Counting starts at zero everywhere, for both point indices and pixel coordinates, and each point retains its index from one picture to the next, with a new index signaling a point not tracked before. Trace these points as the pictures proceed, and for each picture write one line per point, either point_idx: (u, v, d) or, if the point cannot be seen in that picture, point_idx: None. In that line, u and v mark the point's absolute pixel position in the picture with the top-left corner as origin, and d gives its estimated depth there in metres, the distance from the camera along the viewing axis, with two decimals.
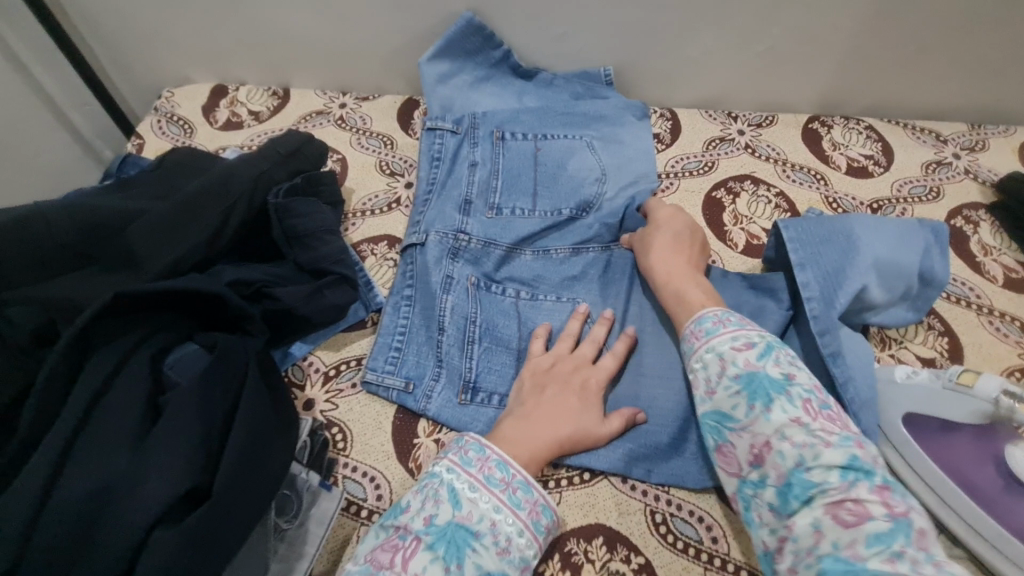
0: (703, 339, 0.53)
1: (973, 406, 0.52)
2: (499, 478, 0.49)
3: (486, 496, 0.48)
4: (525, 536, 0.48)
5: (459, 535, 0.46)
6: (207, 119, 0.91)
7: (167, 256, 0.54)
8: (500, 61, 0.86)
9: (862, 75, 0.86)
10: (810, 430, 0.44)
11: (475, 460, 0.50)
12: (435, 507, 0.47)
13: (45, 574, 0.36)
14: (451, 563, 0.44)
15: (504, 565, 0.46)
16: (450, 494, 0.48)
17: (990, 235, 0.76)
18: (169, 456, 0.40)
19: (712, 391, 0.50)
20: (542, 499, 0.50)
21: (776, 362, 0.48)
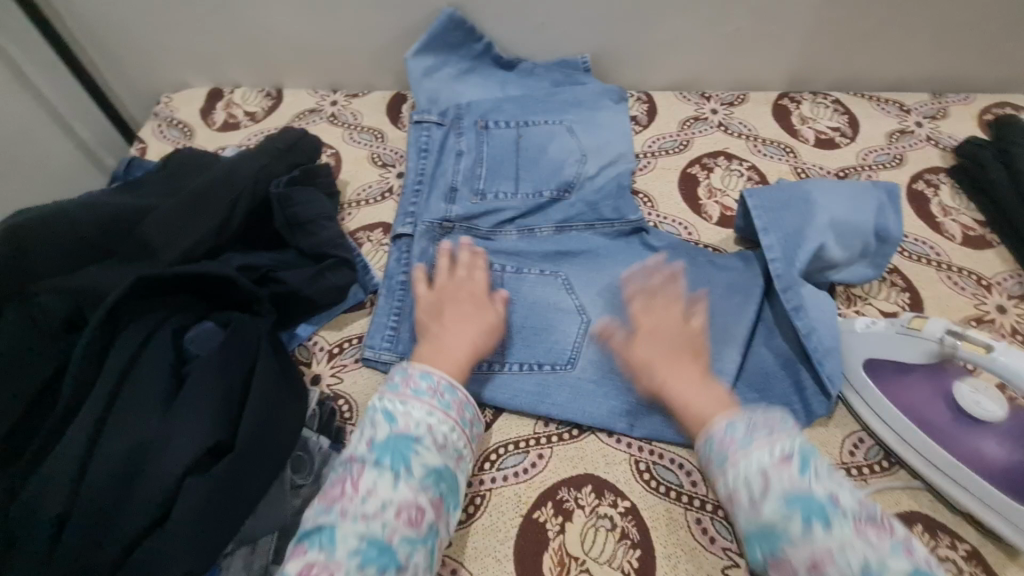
0: (742, 451, 0.47)
1: (922, 347, 0.56)
2: (427, 387, 0.55)
3: (417, 404, 0.53)
4: (457, 432, 0.54)
5: (399, 444, 0.50)
6: (205, 122, 0.95)
7: (179, 248, 0.59)
8: (482, 53, 0.90)
9: (827, 51, 0.91)
10: (875, 545, 0.41)
11: (403, 381, 0.55)
12: (376, 429, 0.52)
13: (95, 518, 0.42)
14: (398, 470, 0.49)
15: (444, 459, 0.52)
16: (388, 414, 0.53)
17: (950, 197, 0.81)
18: (194, 416, 0.45)
19: (759, 506, 0.44)
20: (466, 398, 0.56)
21: (820, 476, 0.45)
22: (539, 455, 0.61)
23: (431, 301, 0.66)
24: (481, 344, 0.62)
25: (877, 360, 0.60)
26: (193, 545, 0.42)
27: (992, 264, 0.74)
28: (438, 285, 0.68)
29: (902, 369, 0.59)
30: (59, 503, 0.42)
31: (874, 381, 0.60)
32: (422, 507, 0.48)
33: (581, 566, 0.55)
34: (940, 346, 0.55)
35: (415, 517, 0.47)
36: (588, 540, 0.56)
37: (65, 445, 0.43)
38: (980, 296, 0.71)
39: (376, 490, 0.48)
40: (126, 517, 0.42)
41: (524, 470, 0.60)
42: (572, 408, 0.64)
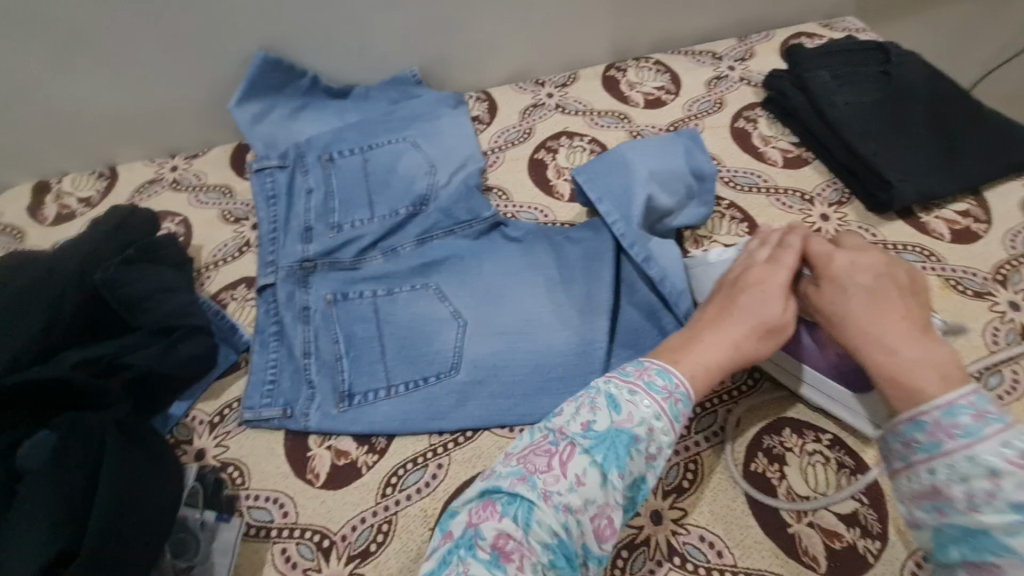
0: (962, 441, 0.41)
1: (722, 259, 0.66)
2: (637, 372, 0.51)
3: (631, 387, 0.50)
4: (664, 422, 0.49)
5: (622, 437, 0.47)
6: (35, 219, 0.89)
7: (2, 357, 0.56)
8: (310, 88, 0.90)
9: (635, 19, 0.97)
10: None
11: (629, 373, 0.51)
12: (595, 415, 0.48)
13: None
14: (604, 472, 0.46)
15: (652, 466, 0.48)
16: (612, 401, 0.49)
17: (767, 127, 0.89)
18: (29, 529, 0.44)
19: (977, 509, 0.39)
20: (683, 387, 0.51)
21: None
22: (437, 466, 0.62)
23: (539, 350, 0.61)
24: None
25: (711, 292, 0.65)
26: None
27: (812, 178, 0.82)
28: None
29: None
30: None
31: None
32: (614, 516, 0.46)
33: None
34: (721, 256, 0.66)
35: (604, 530, 0.46)
36: None
37: None
38: (806, 210, 0.78)
39: (633, 467, 0.47)
40: None
41: (426, 485, 0.61)
42: (461, 412, 0.65)
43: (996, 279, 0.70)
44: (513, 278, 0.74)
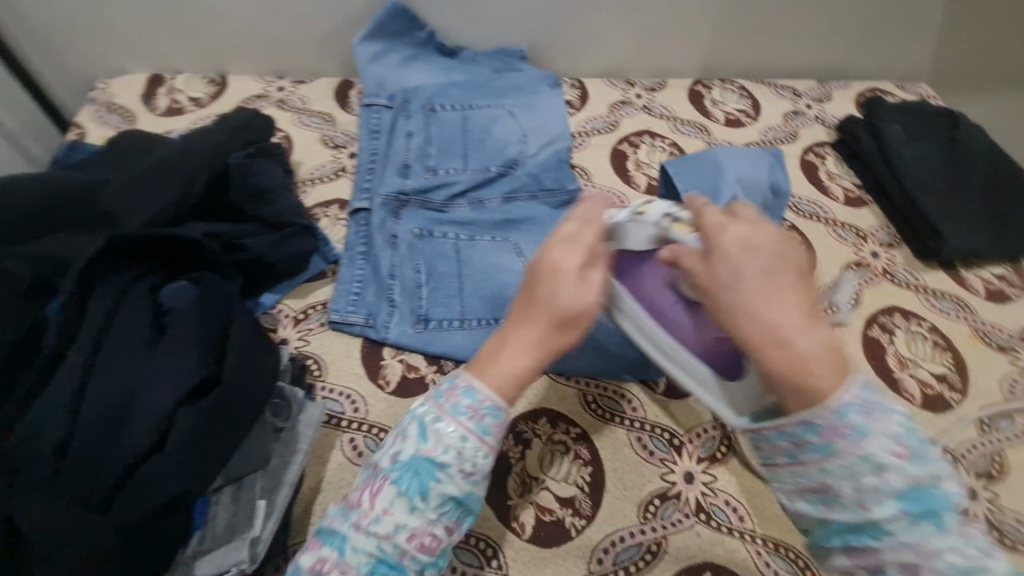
0: (854, 440, 0.39)
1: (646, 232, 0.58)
2: (858, 411, 0.39)
3: (877, 441, 0.39)
4: (491, 459, 0.50)
5: (935, 492, 0.38)
6: (147, 108, 0.95)
7: (139, 215, 0.60)
8: (426, 41, 0.96)
9: (730, 43, 1.04)
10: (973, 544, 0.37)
11: (824, 424, 0.40)
12: (882, 472, 0.39)
13: (86, 453, 0.42)
14: (849, 542, 0.39)
15: (468, 488, 0.50)
16: (862, 454, 0.39)
17: (834, 165, 0.95)
18: (179, 354, 0.47)
19: (866, 504, 0.39)
20: (488, 401, 0.51)
21: (935, 463, 0.39)
22: None
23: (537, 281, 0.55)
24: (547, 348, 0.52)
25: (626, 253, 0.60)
26: (188, 471, 0.43)
27: (868, 218, 0.89)
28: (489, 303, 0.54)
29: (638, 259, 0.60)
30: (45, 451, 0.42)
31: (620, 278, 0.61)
32: (435, 536, 0.50)
33: (541, 484, 0.62)
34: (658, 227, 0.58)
35: (425, 543, 0.49)
36: (546, 463, 0.63)
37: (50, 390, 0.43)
38: (859, 244, 0.85)
39: (895, 551, 0.38)
40: (118, 453, 0.42)
41: None
42: None
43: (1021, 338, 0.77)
44: None
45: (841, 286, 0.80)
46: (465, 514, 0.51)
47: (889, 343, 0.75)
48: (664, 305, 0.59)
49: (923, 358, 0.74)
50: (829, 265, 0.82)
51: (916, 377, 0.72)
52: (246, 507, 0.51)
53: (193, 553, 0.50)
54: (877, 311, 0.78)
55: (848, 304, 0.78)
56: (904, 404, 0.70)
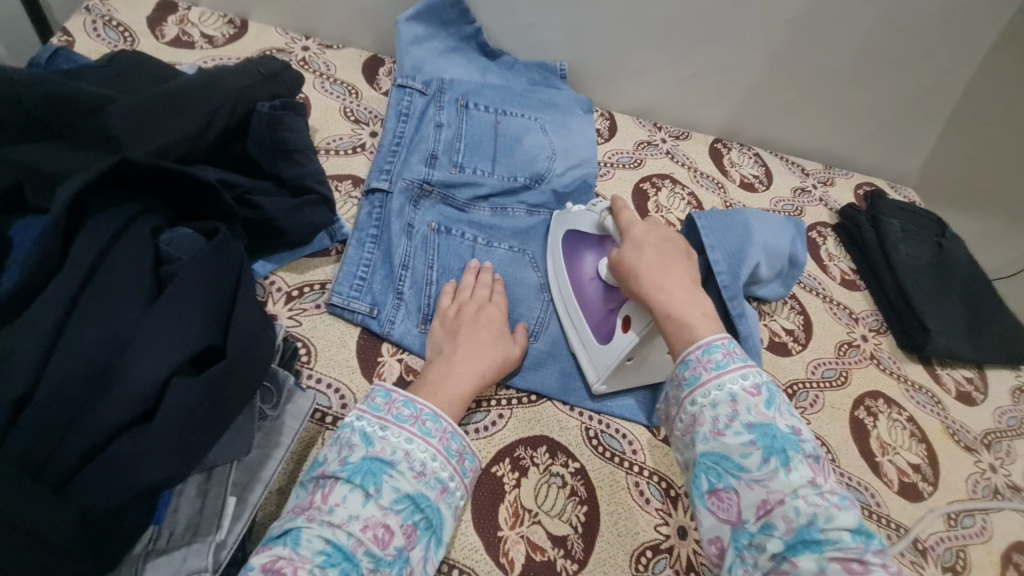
0: (713, 373, 0.49)
1: (591, 220, 0.70)
2: (721, 351, 0.50)
3: (733, 379, 0.48)
4: (440, 460, 0.51)
5: (782, 435, 0.45)
6: (152, 33, 0.85)
7: (148, 145, 0.52)
8: (470, 37, 0.93)
9: (759, 112, 1.06)
10: (820, 491, 0.42)
11: (694, 359, 0.50)
12: (737, 407, 0.47)
13: (55, 416, 0.34)
14: (720, 485, 0.45)
15: (421, 487, 0.49)
16: (720, 385, 0.48)
17: (834, 246, 0.99)
18: (188, 315, 0.40)
19: (722, 432, 0.46)
20: (452, 427, 0.54)
21: (783, 412, 0.47)
22: (499, 415, 0.64)
23: (451, 320, 0.64)
24: (491, 375, 0.61)
25: (572, 232, 0.73)
26: (175, 452, 0.36)
27: (860, 303, 0.92)
28: (461, 297, 0.67)
29: (582, 237, 0.71)
30: (1, 401, 0.33)
31: (564, 248, 0.73)
32: (389, 528, 0.46)
33: (534, 518, 0.58)
34: (599, 218, 0.69)
35: (381, 538, 0.46)
36: (541, 496, 0.59)
37: (22, 327, 0.35)
38: (851, 325, 0.88)
39: (751, 489, 0.44)
40: (92, 419, 0.35)
41: (485, 427, 0.62)
42: (533, 374, 0.67)
43: (984, 441, 0.81)
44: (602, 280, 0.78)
45: (834, 362, 0.83)
46: (422, 527, 0.48)
47: (873, 425, 0.77)
48: (589, 277, 0.69)
49: (902, 446, 0.77)
50: (824, 340, 0.85)
51: (894, 463, 0.75)
52: (213, 503, 0.43)
53: (139, 554, 0.41)
54: (865, 393, 0.80)
55: (839, 381, 0.81)
56: (883, 487, 0.72)
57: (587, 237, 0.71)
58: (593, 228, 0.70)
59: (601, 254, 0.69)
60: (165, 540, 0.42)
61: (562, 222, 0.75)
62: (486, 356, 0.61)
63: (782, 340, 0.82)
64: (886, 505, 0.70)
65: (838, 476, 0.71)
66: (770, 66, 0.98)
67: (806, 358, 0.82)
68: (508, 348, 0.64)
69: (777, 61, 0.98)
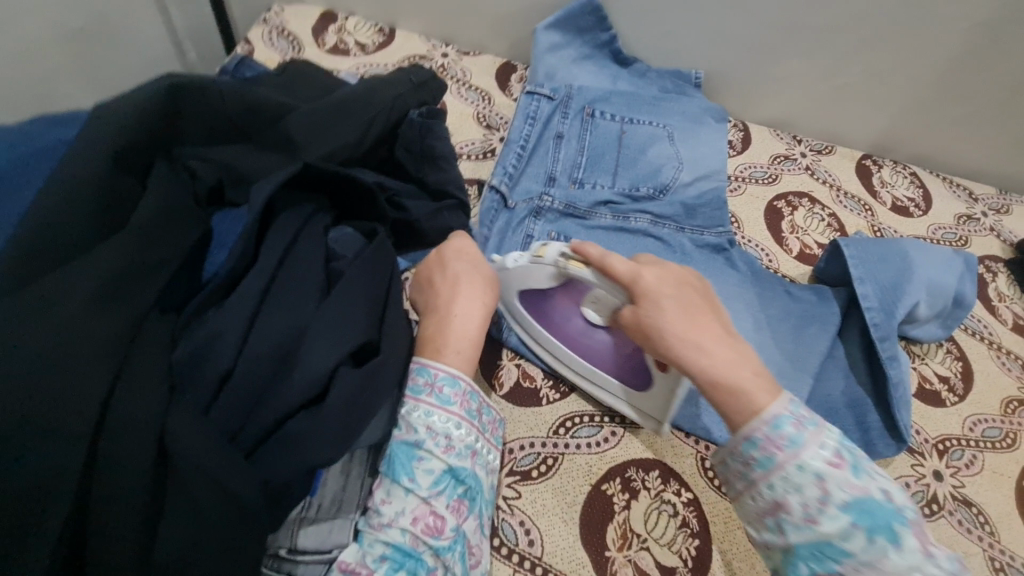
0: (789, 451, 0.45)
1: (545, 275, 0.59)
2: (791, 424, 0.46)
3: (814, 454, 0.45)
4: (465, 427, 0.49)
5: (881, 509, 0.42)
6: (316, 42, 0.95)
7: (319, 150, 0.57)
8: (604, 44, 0.92)
9: (922, 127, 0.94)
10: (937, 561, 0.40)
11: (763, 438, 0.46)
12: (826, 487, 0.43)
13: (245, 393, 0.40)
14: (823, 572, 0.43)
15: (454, 461, 0.47)
16: (800, 466, 0.44)
17: (1006, 285, 0.86)
18: (351, 311, 0.44)
19: (815, 518, 0.43)
20: (498, 417, 0.55)
21: (872, 475, 0.44)
22: (612, 432, 0.63)
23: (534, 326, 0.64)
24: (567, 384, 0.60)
25: (527, 291, 0.63)
26: (335, 437, 0.41)
27: None
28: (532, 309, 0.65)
29: (545, 296, 0.63)
30: (211, 374, 0.39)
31: (528, 313, 0.65)
32: (438, 514, 0.45)
33: (642, 543, 0.57)
34: (556, 269, 0.58)
35: (434, 525, 0.45)
36: (651, 521, 0.58)
37: (224, 313, 0.41)
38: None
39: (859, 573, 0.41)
40: (275, 399, 0.40)
41: (597, 443, 0.62)
42: None
43: None
44: (726, 306, 0.74)
45: (999, 421, 0.72)
46: (467, 495, 0.47)
47: None
48: (573, 323, 0.63)
49: None
50: (987, 393, 0.74)
51: None
52: (355, 481, 0.48)
53: (294, 518, 0.45)
54: None
55: (1004, 444, 0.70)
56: None
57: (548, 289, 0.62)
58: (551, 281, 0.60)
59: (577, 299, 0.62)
60: (315, 509, 0.46)
61: (507, 284, 0.63)
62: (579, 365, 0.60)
63: (934, 387, 0.73)
64: None
65: (996, 553, 0.62)
66: (941, 79, 0.87)
67: (963, 412, 0.72)
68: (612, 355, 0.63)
69: (951, 74, 0.86)
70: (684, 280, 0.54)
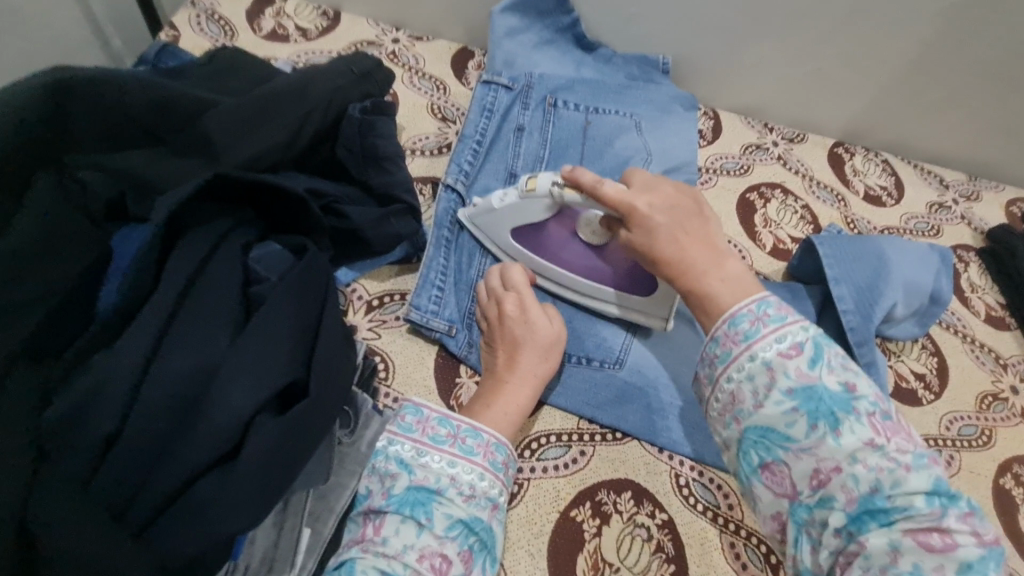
0: (743, 346, 0.44)
1: (540, 205, 0.61)
2: (749, 320, 0.44)
3: (767, 346, 0.43)
4: (489, 479, 0.46)
5: (830, 396, 0.41)
6: (250, 26, 0.86)
7: (241, 153, 0.50)
8: (566, 28, 0.86)
9: (893, 114, 0.91)
10: (882, 452, 0.39)
11: (722, 334, 0.45)
12: (775, 375, 0.42)
13: (137, 456, 0.35)
14: (770, 458, 0.42)
15: (473, 510, 0.44)
16: (752, 357, 0.43)
17: (977, 275, 0.84)
18: (271, 348, 0.38)
19: (762, 403, 0.42)
20: (495, 439, 0.49)
21: (832, 368, 0.42)
22: (581, 451, 0.59)
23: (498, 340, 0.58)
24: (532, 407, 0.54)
25: (520, 228, 0.64)
26: (253, 501, 0.35)
27: (1008, 345, 0.78)
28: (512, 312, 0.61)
29: (537, 229, 0.64)
30: (94, 438, 0.34)
31: (527, 249, 0.65)
32: (447, 558, 0.42)
33: (615, 573, 0.53)
34: (550, 198, 0.60)
35: (440, 570, 0.41)
36: (624, 548, 0.54)
37: (112, 359, 0.35)
38: (996, 373, 0.75)
39: (800, 458, 0.40)
40: (174, 464, 0.35)
41: (565, 465, 0.58)
42: (617, 410, 0.61)
43: None
44: None
45: (975, 418, 0.70)
46: (478, 550, 0.44)
47: (1023, 498, 0.65)
48: (567, 250, 0.64)
49: None
50: (962, 389, 0.72)
51: None
52: (289, 536, 0.43)
53: None
54: (1013, 458, 0.68)
55: (980, 442, 0.68)
56: None
57: (543, 222, 0.63)
58: (547, 211, 0.61)
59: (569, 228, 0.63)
60: (242, 573, 0.42)
61: (497, 225, 0.65)
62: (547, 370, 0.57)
63: (911, 386, 0.71)
64: None
65: None
66: (913, 63, 0.84)
67: (939, 410, 0.70)
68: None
69: (923, 58, 0.83)
70: (676, 202, 0.53)
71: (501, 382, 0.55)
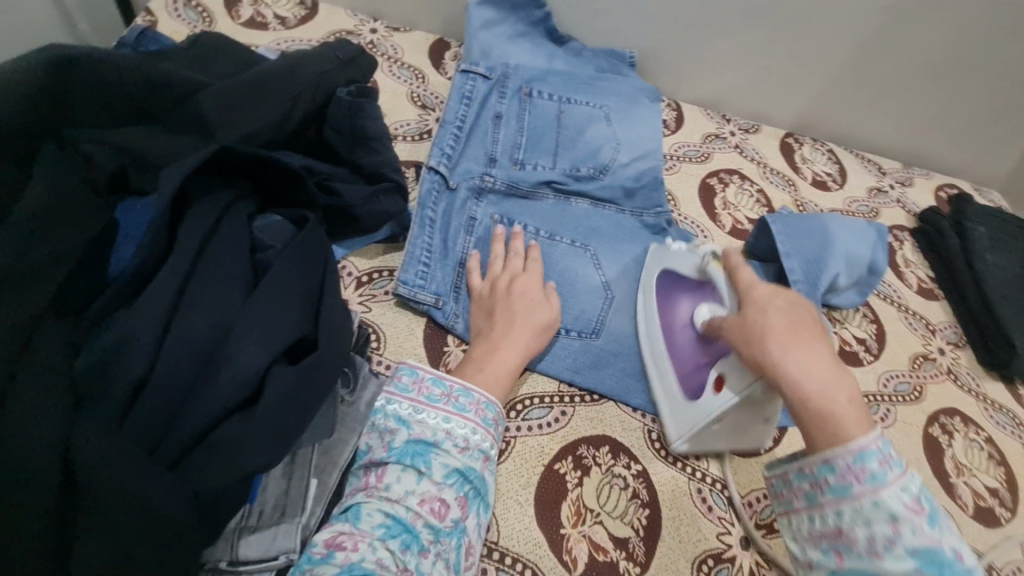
0: (868, 485, 0.39)
1: (691, 263, 0.64)
2: (879, 458, 0.40)
3: (894, 495, 0.39)
4: (481, 433, 0.50)
5: (953, 565, 0.37)
6: (229, 13, 0.87)
7: (237, 132, 0.53)
8: (539, 22, 0.90)
9: (836, 107, 0.99)
10: None
11: (843, 465, 0.41)
12: (898, 529, 0.38)
13: (165, 398, 0.39)
14: None
15: (467, 461, 0.48)
16: (876, 502, 0.39)
17: (911, 252, 0.94)
18: (281, 306, 0.43)
19: (878, 553, 0.38)
20: (485, 398, 0.52)
21: (949, 532, 0.38)
22: (562, 411, 0.64)
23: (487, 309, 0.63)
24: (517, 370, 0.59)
25: (670, 275, 0.67)
26: (270, 442, 0.40)
27: (937, 313, 0.87)
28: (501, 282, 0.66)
29: (681, 280, 0.65)
30: (122, 384, 0.38)
31: (655, 296, 0.68)
32: (445, 501, 0.46)
33: (596, 518, 0.58)
34: (700, 262, 0.63)
35: (439, 512, 0.45)
36: (603, 496, 0.59)
37: (135, 316, 0.39)
38: (927, 337, 0.84)
39: None
40: (198, 407, 0.39)
41: (548, 424, 0.62)
42: (594, 374, 0.66)
43: None
44: None
45: (908, 376, 0.79)
46: (472, 495, 0.48)
47: (948, 444, 0.74)
48: (681, 336, 0.63)
49: (978, 468, 0.73)
50: (897, 351, 0.81)
51: (970, 486, 0.71)
52: (298, 485, 0.46)
53: (234, 528, 0.44)
54: (940, 410, 0.77)
55: (912, 397, 0.77)
56: (956, 510, 0.69)
57: (686, 280, 0.65)
58: (693, 271, 0.63)
59: (700, 299, 0.63)
60: (256, 517, 0.45)
61: (660, 261, 0.69)
62: (530, 335, 0.61)
63: (853, 349, 0.79)
64: (960, 529, 0.68)
65: None
66: (852, 60, 0.92)
67: (878, 369, 0.78)
68: (553, 329, 0.64)
69: (861, 55, 0.91)
70: (802, 317, 0.48)
71: (489, 347, 0.59)
